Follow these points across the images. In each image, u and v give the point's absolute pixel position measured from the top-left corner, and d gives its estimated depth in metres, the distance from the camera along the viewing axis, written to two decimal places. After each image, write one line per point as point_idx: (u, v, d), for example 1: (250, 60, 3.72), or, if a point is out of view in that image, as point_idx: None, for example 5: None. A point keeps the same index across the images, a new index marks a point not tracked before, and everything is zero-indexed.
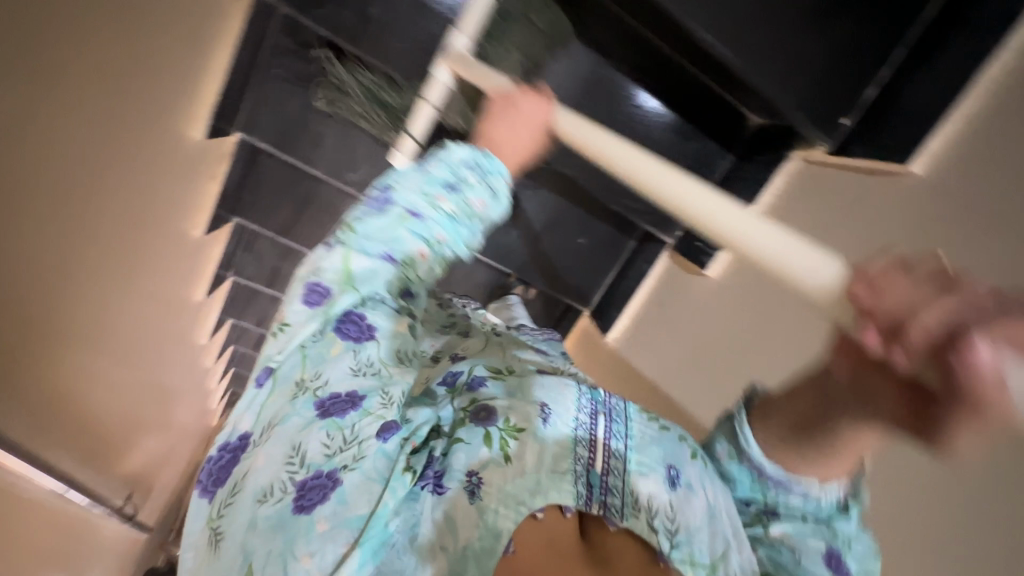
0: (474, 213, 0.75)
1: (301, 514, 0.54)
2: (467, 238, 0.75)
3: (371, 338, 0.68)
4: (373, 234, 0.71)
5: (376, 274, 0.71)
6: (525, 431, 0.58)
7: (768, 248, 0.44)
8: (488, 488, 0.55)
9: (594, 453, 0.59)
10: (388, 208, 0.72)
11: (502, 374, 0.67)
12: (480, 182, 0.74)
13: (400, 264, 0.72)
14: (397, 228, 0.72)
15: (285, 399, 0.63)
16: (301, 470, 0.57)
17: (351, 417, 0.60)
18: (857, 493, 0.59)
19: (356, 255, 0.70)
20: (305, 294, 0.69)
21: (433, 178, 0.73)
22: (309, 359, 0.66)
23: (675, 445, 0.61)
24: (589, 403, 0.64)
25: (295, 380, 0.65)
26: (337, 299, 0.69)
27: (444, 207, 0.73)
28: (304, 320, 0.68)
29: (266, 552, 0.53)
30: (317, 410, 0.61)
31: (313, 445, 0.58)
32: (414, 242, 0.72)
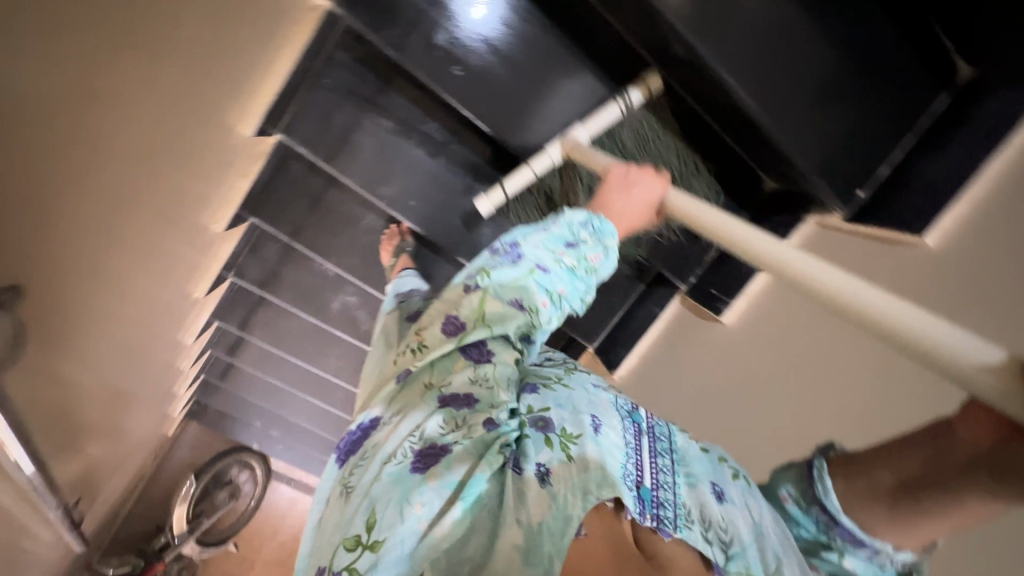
0: (592, 268, 0.79)
1: (417, 476, 0.61)
2: (582, 291, 0.79)
3: (488, 360, 0.71)
4: (504, 283, 0.75)
5: (507, 316, 0.73)
6: (582, 436, 0.62)
7: (871, 305, 0.48)
8: (556, 474, 0.58)
9: (642, 471, 0.61)
10: (519, 261, 0.77)
11: (552, 383, 0.71)
12: (593, 241, 0.79)
13: (525, 308, 0.74)
14: (526, 278, 0.76)
15: (413, 401, 0.71)
16: (420, 442, 0.65)
17: (466, 411, 0.67)
18: (824, 474, 0.61)
19: (491, 299, 0.74)
20: (442, 327, 0.74)
21: (555, 237, 0.79)
22: (438, 369, 0.73)
23: (717, 464, 0.67)
24: (633, 427, 0.68)
25: (424, 381, 0.73)
26: (470, 331, 0.72)
27: (565, 261, 0.78)
28: (442, 343, 0.73)
29: (391, 498, 0.59)
30: (439, 401, 0.69)
31: (431, 425, 0.66)
32: (539, 292, 0.76)
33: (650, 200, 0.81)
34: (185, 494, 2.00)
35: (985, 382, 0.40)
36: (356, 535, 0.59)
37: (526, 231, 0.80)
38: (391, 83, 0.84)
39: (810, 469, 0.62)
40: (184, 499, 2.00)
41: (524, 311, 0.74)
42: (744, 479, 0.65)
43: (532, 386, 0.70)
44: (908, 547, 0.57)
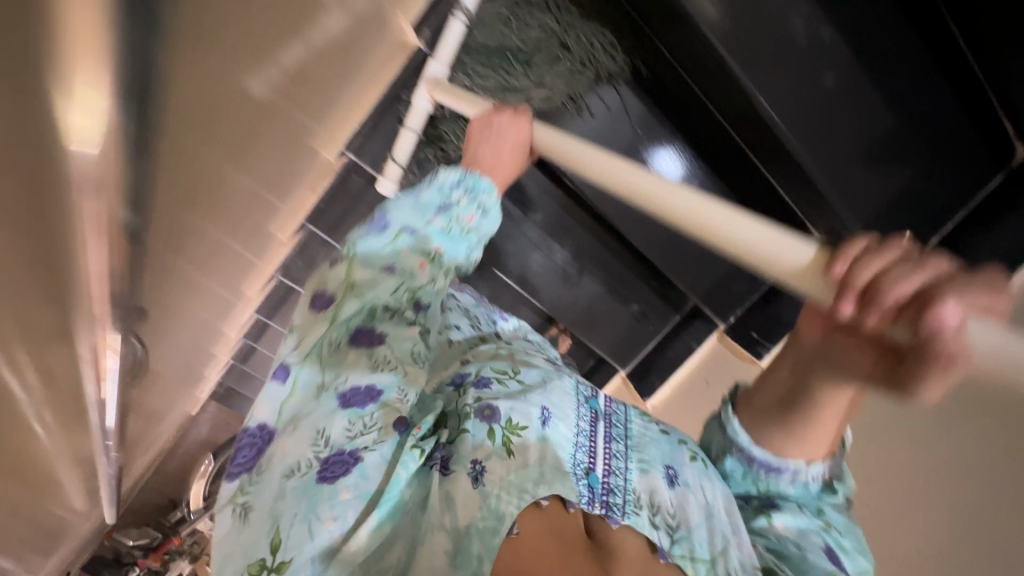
0: (467, 228, 0.80)
1: (326, 485, 0.62)
2: (466, 248, 0.81)
3: (380, 342, 0.72)
4: (372, 257, 0.76)
5: (377, 279, 0.74)
6: (526, 429, 0.67)
7: (735, 235, 0.50)
8: (490, 472, 0.63)
9: (594, 459, 0.69)
10: (386, 228, 0.78)
11: (505, 378, 0.74)
12: (466, 199, 0.80)
13: (400, 270, 0.76)
14: (394, 243, 0.77)
15: (308, 393, 0.69)
16: (325, 449, 0.64)
17: (371, 407, 0.67)
18: (732, 415, 0.70)
19: (359, 267, 0.75)
20: (315, 307, 0.74)
21: (423, 202, 0.79)
22: (327, 364, 0.70)
23: (677, 446, 0.74)
24: (589, 415, 0.75)
25: (316, 383, 0.70)
26: (341, 304, 0.73)
27: (438, 223, 0.79)
28: (316, 324, 0.73)
29: (297, 510, 0.60)
30: (340, 401, 0.67)
31: (336, 429, 0.65)
32: (414, 255, 0.77)
33: (517, 144, 0.81)
34: (202, 471, 2.01)
35: (796, 273, 0.46)
36: (260, 558, 0.59)
37: (403, 197, 0.80)
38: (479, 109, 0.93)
39: (724, 414, 0.71)
40: (202, 476, 2.01)
41: (395, 273, 0.75)
42: (701, 460, 0.72)
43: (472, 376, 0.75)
44: (816, 460, 0.67)
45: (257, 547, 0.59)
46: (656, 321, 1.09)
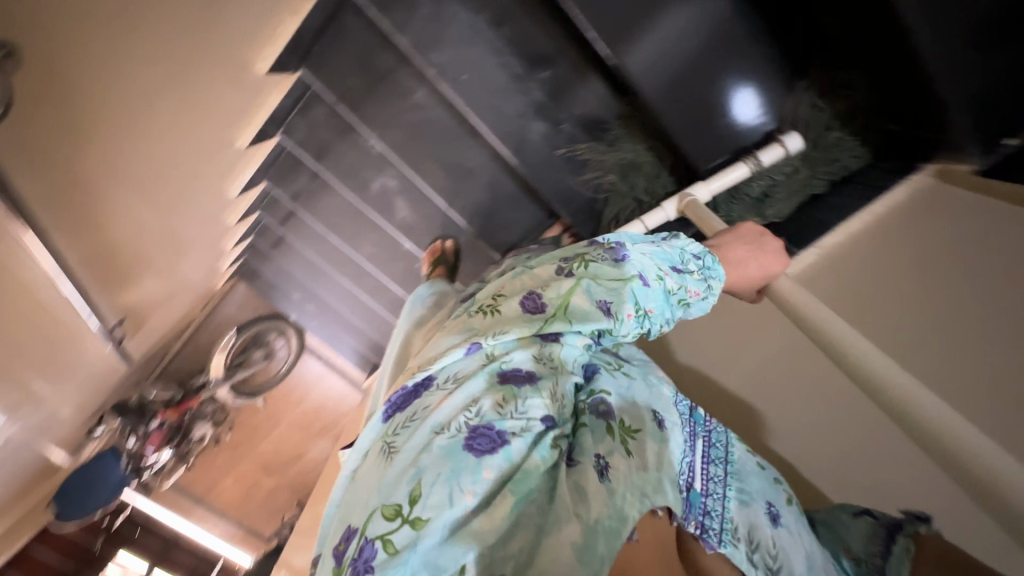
0: (686, 305, 0.59)
1: (473, 455, 0.46)
2: (666, 322, 0.57)
3: (557, 339, 0.53)
4: (606, 288, 0.54)
5: (592, 322, 0.53)
6: (642, 431, 0.52)
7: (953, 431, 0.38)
8: (617, 470, 0.48)
9: (693, 472, 0.52)
10: (623, 261, 0.56)
11: (613, 368, 0.59)
12: (699, 275, 0.59)
13: (605, 321, 0.53)
14: (627, 289, 0.54)
15: (468, 364, 0.52)
16: (476, 417, 0.48)
17: (528, 390, 0.50)
18: (908, 555, 0.50)
19: (581, 288, 0.54)
20: (523, 306, 0.54)
21: (664, 260, 0.58)
22: (499, 337, 0.52)
23: (773, 485, 0.57)
24: (689, 420, 0.59)
25: (482, 350, 0.52)
26: (553, 319, 0.53)
27: (667, 285, 0.57)
28: (521, 323, 0.53)
29: (440, 476, 0.45)
30: (498, 376, 0.51)
31: (492, 401, 0.49)
32: (629, 303, 0.54)
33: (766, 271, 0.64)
34: (225, 344, 2.06)
35: None
36: (396, 504, 0.44)
37: (634, 234, 0.60)
38: None
39: (889, 544, 0.52)
40: (225, 349, 2.07)
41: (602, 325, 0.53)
42: (793, 501, 0.57)
43: (592, 367, 0.58)
44: None
45: (394, 492, 0.45)
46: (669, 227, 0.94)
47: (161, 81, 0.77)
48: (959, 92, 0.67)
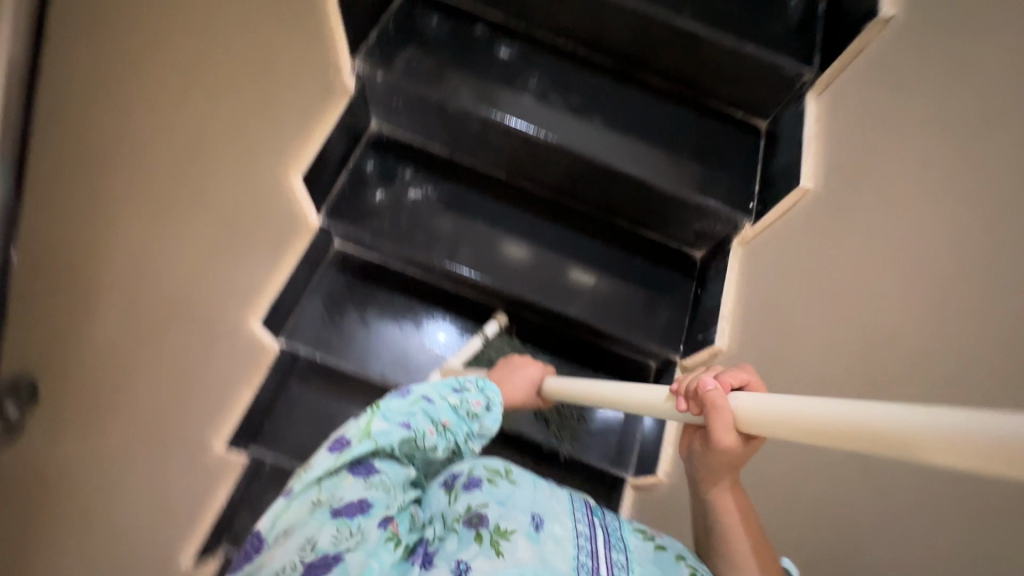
0: (476, 415, 0.68)
1: None
2: (466, 436, 0.67)
3: (375, 470, 0.58)
4: (390, 415, 0.62)
5: (390, 434, 0.60)
6: (517, 532, 0.52)
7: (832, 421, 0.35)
8: (477, 568, 0.49)
9: (596, 563, 0.53)
10: (408, 393, 0.66)
11: (496, 476, 0.58)
12: (477, 388, 0.70)
13: (408, 431, 0.61)
14: (414, 408, 0.64)
15: (290, 505, 0.54)
16: (310, 553, 0.50)
17: (359, 518, 0.53)
18: None
19: (377, 416, 0.61)
20: (352, 469, 0.57)
21: (447, 387, 0.68)
22: (326, 484, 0.55)
23: (673, 565, 0.56)
24: (587, 513, 0.59)
25: (310, 497, 0.54)
26: (355, 445, 0.58)
27: (452, 405, 0.67)
28: (323, 464, 0.56)
29: None
30: (332, 512, 0.53)
31: (323, 540, 0.51)
32: (425, 423, 0.63)
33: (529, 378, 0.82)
34: None
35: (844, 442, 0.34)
36: None
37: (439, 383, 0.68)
38: (381, 274, 1.03)
39: None
40: None
41: (405, 431, 0.61)
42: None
43: (473, 481, 0.58)
44: None
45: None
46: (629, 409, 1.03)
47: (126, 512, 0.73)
48: (727, 200, 0.88)
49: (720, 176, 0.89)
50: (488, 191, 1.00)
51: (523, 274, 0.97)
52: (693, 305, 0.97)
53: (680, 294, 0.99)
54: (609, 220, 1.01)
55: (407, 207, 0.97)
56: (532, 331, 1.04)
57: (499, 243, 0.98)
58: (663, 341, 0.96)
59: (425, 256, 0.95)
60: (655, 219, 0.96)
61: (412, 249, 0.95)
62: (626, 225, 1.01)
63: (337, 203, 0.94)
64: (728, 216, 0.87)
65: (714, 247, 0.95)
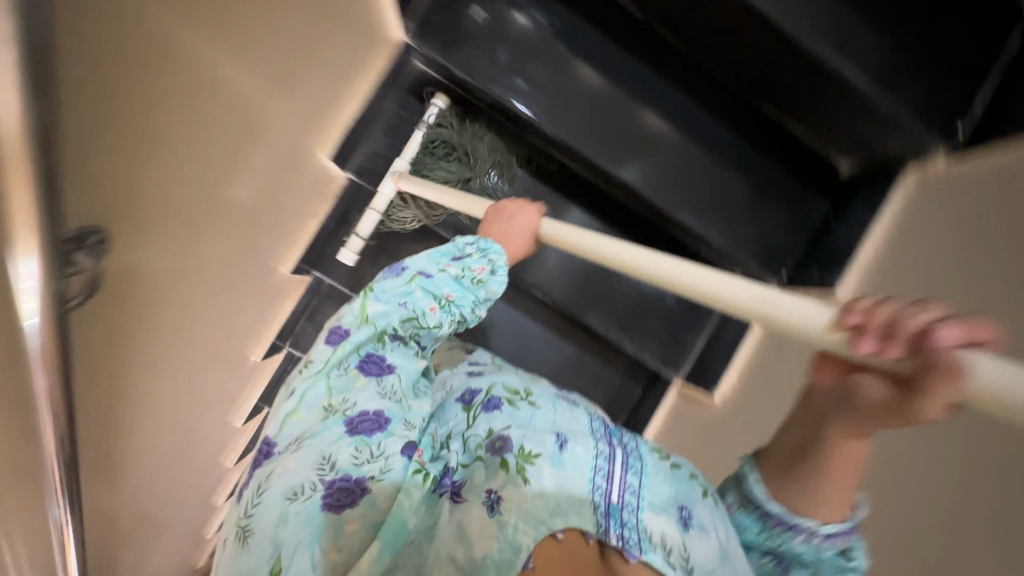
0: (480, 282, 0.65)
1: (333, 512, 0.49)
2: (473, 305, 0.65)
3: (390, 370, 0.61)
4: (383, 294, 0.63)
5: (387, 312, 0.62)
6: (542, 457, 0.52)
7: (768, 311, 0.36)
8: (507, 504, 0.49)
9: (610, 486, 0.52)
10: (401, 271, 0.64)
11: (517, 399, 0.60)
12: (479, 253, 0.65)
13: (408, 308, 0.62)
14: (409, 284, 0.63)
15: (314, 417, 0.57)
16: (331, 472, 0.52)
17: (378, 436, 0.55)
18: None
19: (372, 299, 0.62)
20: (362, 367, 0.60)
21: (439, 253, 0.66)
22: (333, 389, 0.59)
23: (688, 483, 0.54)
24: (606, 436, 0.57)
25: (321, 404, 0.58)
26: (359, 338, 0.61)
27: (448, 272, 0.64)
28: (326, 370, 0.60)
29: (302, 543, 0.47)
30: (347, 427, 0.55)
31: (341, 455, 0.53)
32: (425, 299, 0.63)
33: (526, 227, 0.67)
34: None
35: None
36: None
37: (428, 253, 0.66)
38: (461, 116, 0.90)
39: None
40: None
41: (398, 304, 0.62)
42: (713, 494, 0.52)
43: (495, 404, 0.60)
44: None
45: (258, 568, 0.47)
46: (698, 312, 0.99)
47: (201, 325, 0.76)
48: (926, 112, 0.68)
49: (931, 76, 0.67)
50: (617, 36, 0.83)
51: (626, 149, 0.84)
52: (817, 227, 0.86)
53: (799, 213, 0.87)
54: (749, 103, 0.85)
55: (510, 38, 0.81)
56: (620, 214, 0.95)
57: (610, 107, 0.84)
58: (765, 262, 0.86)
59: (513, 104, 0.82)
60: (808, 116, 0.80)
61: (509, 96, 0.81)
62: (770, 116, 0.85)
63: (432, 18, 0.79)
64: (920, 140, 0.69)
65: (871, 170, 0.79)
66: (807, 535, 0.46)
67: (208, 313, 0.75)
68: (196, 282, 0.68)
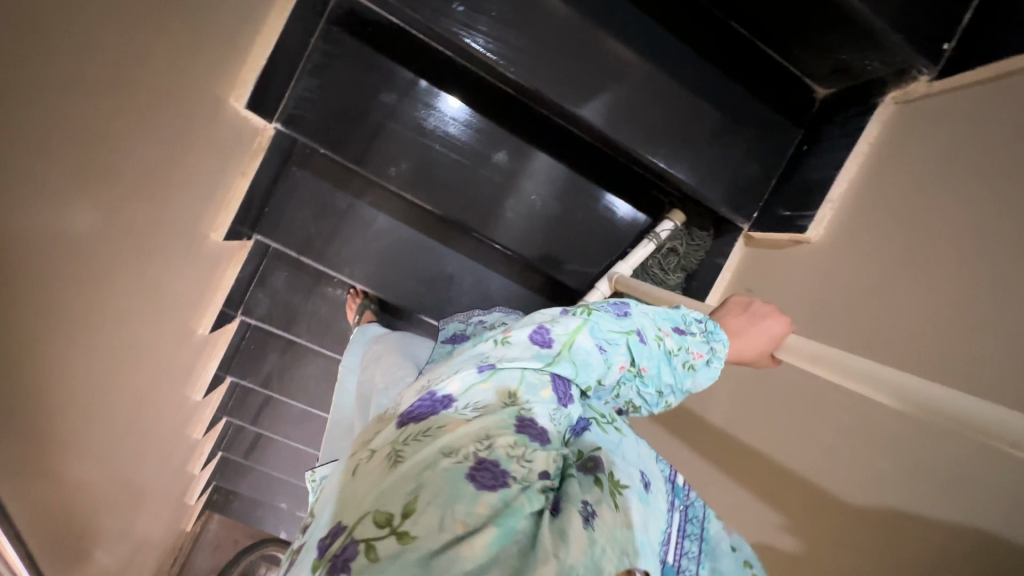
0: (690, 366, 0.60)
1: (474, 484, 0.44)
2: (669, 387, 0.61)
3: (574, 399, 0.55)
4: (605, 333, 0.58)
5: (592, 350, 0.57)
6: (630, 489, 0.49)
7: (949, 403, 0.40)
8: (603, 520, 0.45)
9: None
10: (625, 316, 0.60)
11: (606, 423, 0.57)
12: (703, 335, 0.61)
13: (608, 357, 0.58)
14: (630, 335, 0.58)
15: (502, 401, 0.51)
16: (485, 449, 0.46)
17: (539, 445, 0.49)
18: None
19: (586, 330, 0.58)
20: (553, 379, 0.55)
21: (668, 322, 0.61)
22: (525, 381, 0.53)
23: (741, 569, 0.53)
24: (672, 493, 0.56)
25: (511, 386, 0.52)
26: (570, 346, 0.57)
27: (667, 343, 0.60)
28: (532, 357, 0.55)
29: (440, 497, 0.43)
30: (519, 418, 0.50)
31: (505, 437, 0.48)
32: (624, 356, 0.58)
33: (772, 335, 0.61)
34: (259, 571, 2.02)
35: None
36: (387, 511, 0.42)
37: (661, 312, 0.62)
38: (404, 50, 0.80)
39: None
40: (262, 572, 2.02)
41: (596, 348, 0.58)
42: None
43: (585, 425, 0.56)
44: None
45: (387, 500, 0.43)
46: None
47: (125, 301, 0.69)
48: (912, 24, 0.62)
49: None
50: None
51: (591, 79, 0.76)
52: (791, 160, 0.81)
53: (774, 146, 0.82)
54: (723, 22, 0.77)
55: None
56: (584, 155, 0.88)
57: (573, 31, 0.75)
58: (734, 200, 0.82)
59: (461, 32, 0.72)
60: (787, 34, 0.73)
61: (449, 24, 0.72)
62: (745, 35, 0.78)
63: None
64: (902, 58, 0.63)
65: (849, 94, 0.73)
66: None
67: (129, 288, 0.68)
68: (107, 257, 0.60)
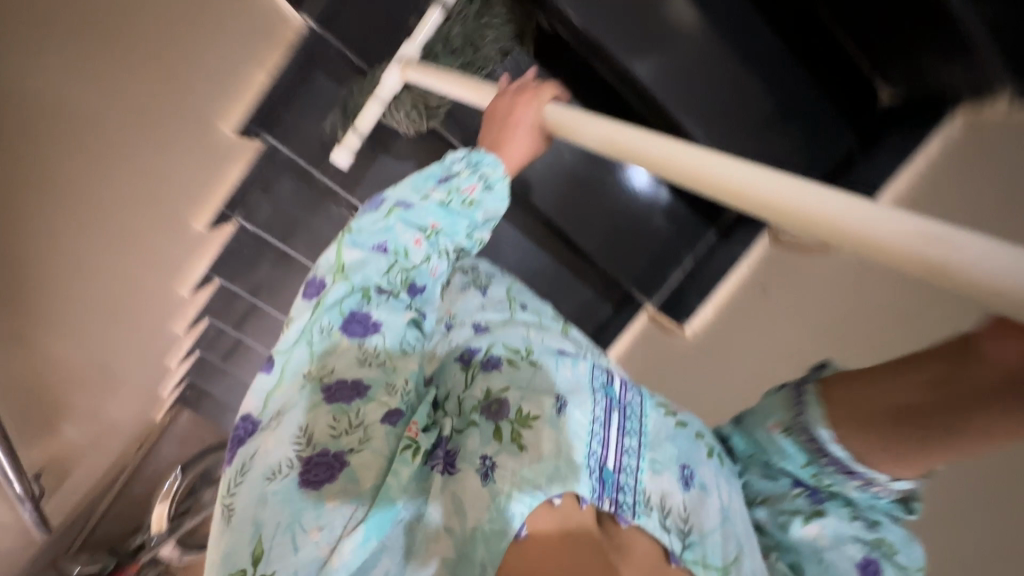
0: (470, 203, 0.67)
1: (308, 490, 0.50)
2: (466, 228, 0.68)
3: (374, 330, 0.60)
4: (363, 235, 0.63)
5: (367, 261, 0.62)
6: (540, 419, 0.53)
7: (784, 193, 0.38)
8: (500, 471, 0.50)
9: (607, 448, 0.53)
10: (380, 205, 0.65)
11: (518, 359, 0.58)
12: (468, 170, 0.67)
13: (390, 252, 0.64)
14: (387, 219, 0.64)
15: (295, 390, 0.56)
16: (307, 447, 0.53)
17: (357, 403, 0.55)
18: (814, 402, 0.47)
19: (347, 246, 0.62)
20: (345, 328, 0.59)
21: (427, 179, 0.67)
22: (313, 356, 0.58)
23: (692, 443, 0.57)
24: (604, 394, 0.58)
25: (301, 371, 0.57)
26: (330, 292, 0.60)
27: (434, 198, 0.66)
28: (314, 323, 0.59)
29: (280, 527, 0.48)
30: (324, 395, 0.56)
31: (317, 424, 0.54)
32: (408, 231, 0.65)
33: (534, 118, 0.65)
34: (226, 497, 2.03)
35: None
36: (240, 565, 0.47)
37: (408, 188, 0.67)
38: None
39: (800, 400, 0.49)
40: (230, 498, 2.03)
41: (384, 254, 0.63)
42: (718, 456, 0.58)
43: (494, 362, 0.58)
44: None
45: (235, 557, 0.47)
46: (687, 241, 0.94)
47: None
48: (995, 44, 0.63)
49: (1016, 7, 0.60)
50: None
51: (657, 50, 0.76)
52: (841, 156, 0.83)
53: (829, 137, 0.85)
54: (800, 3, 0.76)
55: None
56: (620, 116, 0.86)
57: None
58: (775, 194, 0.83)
59: None
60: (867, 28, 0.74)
61: None
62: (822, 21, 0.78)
63: None
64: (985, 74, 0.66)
65: (922, 100, 0.76)
66: (864, 482, 0.48)
67: None
68: None
